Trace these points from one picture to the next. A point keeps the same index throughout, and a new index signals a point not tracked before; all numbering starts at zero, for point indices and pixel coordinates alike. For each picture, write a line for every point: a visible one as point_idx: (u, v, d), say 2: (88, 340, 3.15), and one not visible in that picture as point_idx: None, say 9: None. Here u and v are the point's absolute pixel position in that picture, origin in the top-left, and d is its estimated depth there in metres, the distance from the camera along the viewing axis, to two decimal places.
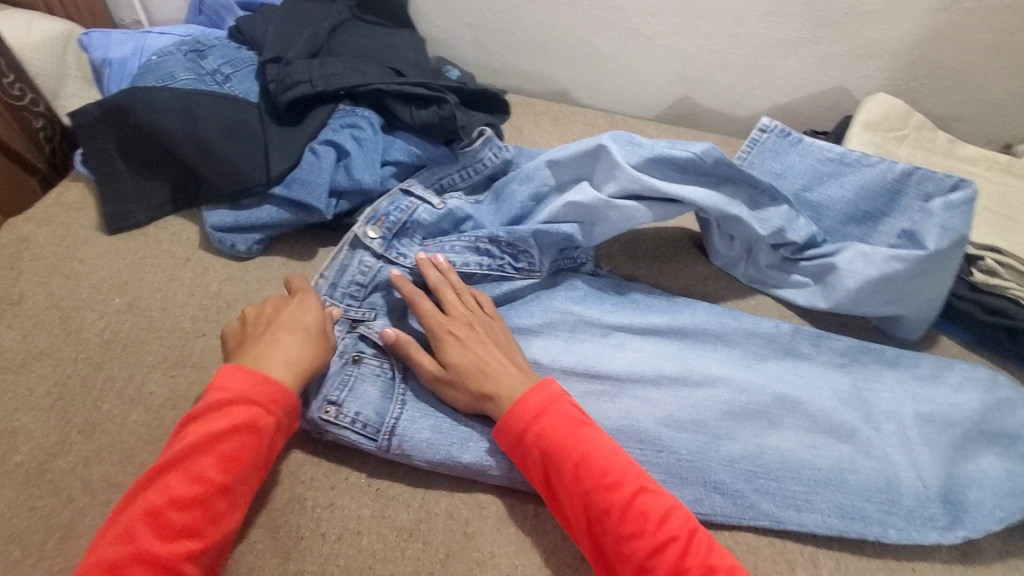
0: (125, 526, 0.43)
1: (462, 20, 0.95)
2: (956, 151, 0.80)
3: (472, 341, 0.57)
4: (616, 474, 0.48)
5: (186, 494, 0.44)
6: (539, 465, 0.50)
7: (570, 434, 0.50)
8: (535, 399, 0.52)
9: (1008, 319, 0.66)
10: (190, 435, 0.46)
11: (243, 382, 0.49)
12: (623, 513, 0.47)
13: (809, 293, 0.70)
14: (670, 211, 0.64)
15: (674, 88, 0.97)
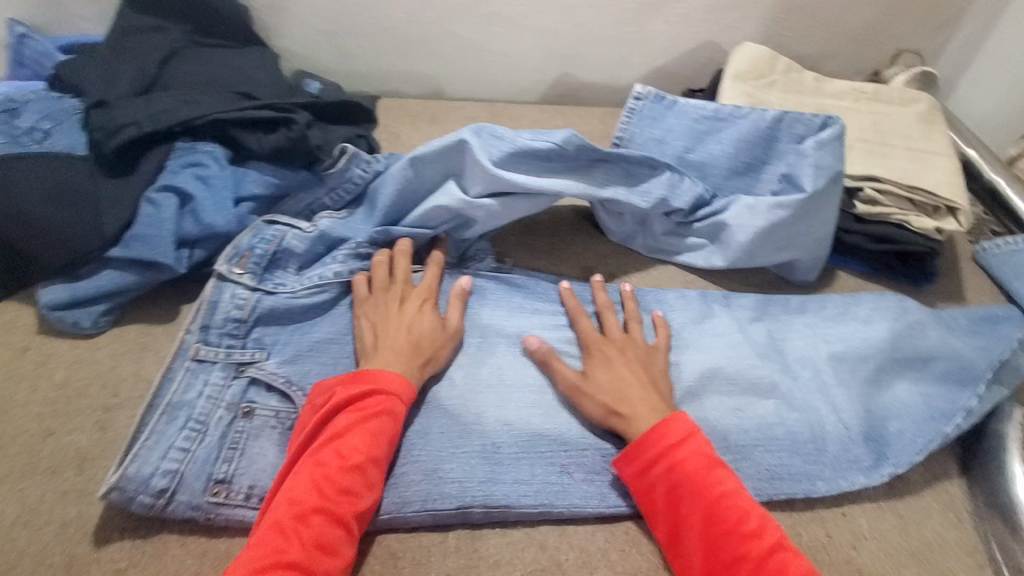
0: (297, 487, 0.44)
1: (311, 25, 0.87)
2: (824, 88, 0.82)
3: (619, 361, 0.55)
4: (756, 523, 0.45)
5: (351, 460, 0.46)
6: (665, 496, 0.47)
7: (711, 470, 0.47)
8: (672, 430, 0.49)
9: (897, 245, 0.68)
10: (344, 412, 0.48)
11: (388, 372, 0.50)
12: (757, 568, 0.43)
13: (707, 254, 0.69)
14: (537, 201, 0.64)
15: (550, 67, 0.95)
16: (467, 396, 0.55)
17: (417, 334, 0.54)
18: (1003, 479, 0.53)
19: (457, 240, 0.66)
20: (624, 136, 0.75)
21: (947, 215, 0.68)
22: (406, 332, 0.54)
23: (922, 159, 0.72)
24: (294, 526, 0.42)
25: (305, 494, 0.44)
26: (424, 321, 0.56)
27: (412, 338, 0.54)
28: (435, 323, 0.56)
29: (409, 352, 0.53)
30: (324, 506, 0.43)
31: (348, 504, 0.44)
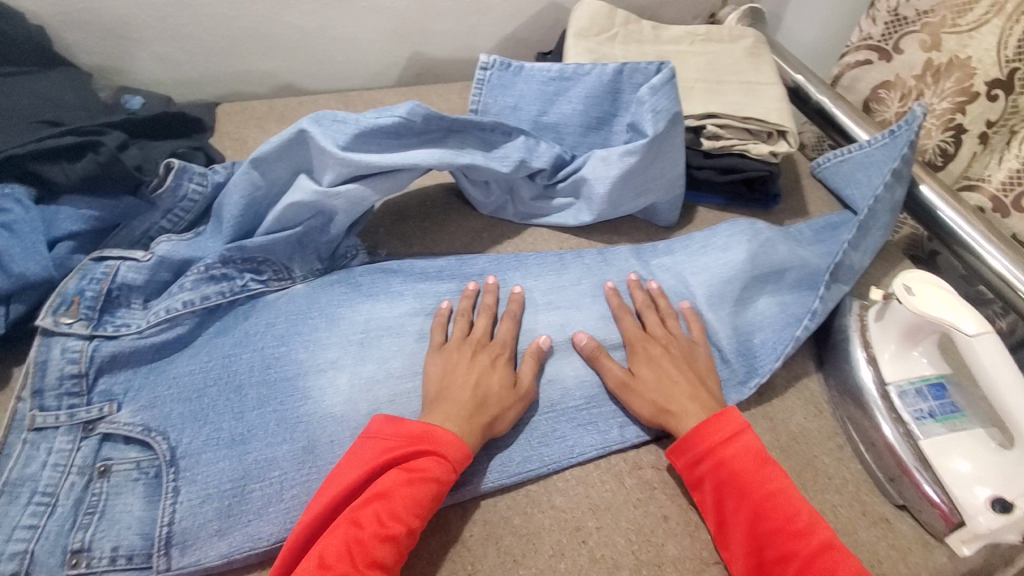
0: (328, 549, 0.41)
1: (119, 34, 0.78)
2: (662, 35, 0.85)
3: (665, 359, 0.57)
4: (806, 522, 0.46)
5: (390, 529, 0.43)
6: (711, 493, 0.49)
7: (755, 465, 0.49)
8: (722, 427, 0.50)
9: (742, 174, 0.73)
10: (392, 472, 0.45)
11: (449, 438, 0.47)
12: (806, 565, 0.44)
13: (576, 211, 0.71)
14: (398, 178, 0.61)
15: (398, 47, 0.92)
16: (356, 399, 0.52)
17: (484, 391, 0.51)
18: (850, 366, 0.58)
19: (319, 243, 0.62)
20: (479, 107, 0.75)
21: (778, 138, 0.74)
22: (472, 386, 0.51)
23: (752, 90, 0.77)
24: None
25: (336, 559, 0.41)
26: (494, 376, 0.53)
27: (478, 393, 0.51)
28: (505, 381, 0.53)
29: (473, 407, 0.50)
30: None
31: None
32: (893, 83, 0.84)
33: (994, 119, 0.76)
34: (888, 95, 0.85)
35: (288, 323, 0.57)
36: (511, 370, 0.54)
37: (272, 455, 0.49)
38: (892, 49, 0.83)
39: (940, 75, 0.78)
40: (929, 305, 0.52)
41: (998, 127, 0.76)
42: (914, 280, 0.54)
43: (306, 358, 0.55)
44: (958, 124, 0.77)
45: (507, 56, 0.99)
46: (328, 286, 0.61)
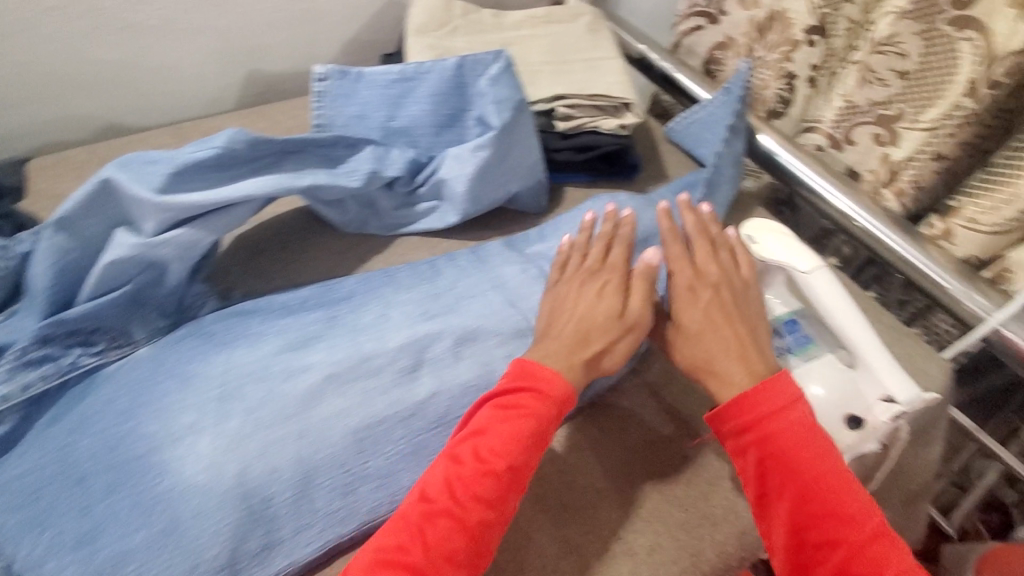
0: (431, 484, 0.46)
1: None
2: (503, 22, 0.85)
3: (711, 305, 0.54)
4: (857, 509, 0.45)
5: (487, 465, 0.46)
6: (753, 466, 0.47)
7: (809, 441, 0.47)
8: (774, 398, 0.48)
9: (597, 150, 0.75)
10: (490, 410, 0.49)
11: (546, 373, 0.50)
12: (857, 553, 0.43)
13: (442, 213, 0.69)
14: (234, 214, 0.56)
15: (231, 68, 0.85)
16: (220, 462, 0.48)
17: (587, 327, 0.53)
18: None
19: (160, 297, 0.56)
20: (322, 121, 0.70)
21: (626, 111, 0.76)
22: (577, 323, 0.54)
23: (595, 67, 0.79)
24: (420, 526, 0.43)
25: (437, 493, 0.45)
26: (600, 307, 0.54)
27: (582, 329, 0.53)
28: (610, 312, 0.54)
29: (578, 343, 0.53)
30: (453, 508, 0.44)
31: (477, 511, 0.44)
32: (725, 44, 0.89)
33: (816, 63, 0.79)
34: (725, 55, 0.91)
35: (132, 393, 0.52)
36: (620, 296, 0.55)
37: (127, 546, 0.44)
38: (717, 11, 0.88)
39: (762, 31, 0.83)
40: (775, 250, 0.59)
41: (822, 70, 0.79)
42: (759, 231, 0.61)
43: (162, 429, 0.49)
44: (787, 71, 0.81)
45: (354, 61, 0.94)
46: (176, 342, 0.56)
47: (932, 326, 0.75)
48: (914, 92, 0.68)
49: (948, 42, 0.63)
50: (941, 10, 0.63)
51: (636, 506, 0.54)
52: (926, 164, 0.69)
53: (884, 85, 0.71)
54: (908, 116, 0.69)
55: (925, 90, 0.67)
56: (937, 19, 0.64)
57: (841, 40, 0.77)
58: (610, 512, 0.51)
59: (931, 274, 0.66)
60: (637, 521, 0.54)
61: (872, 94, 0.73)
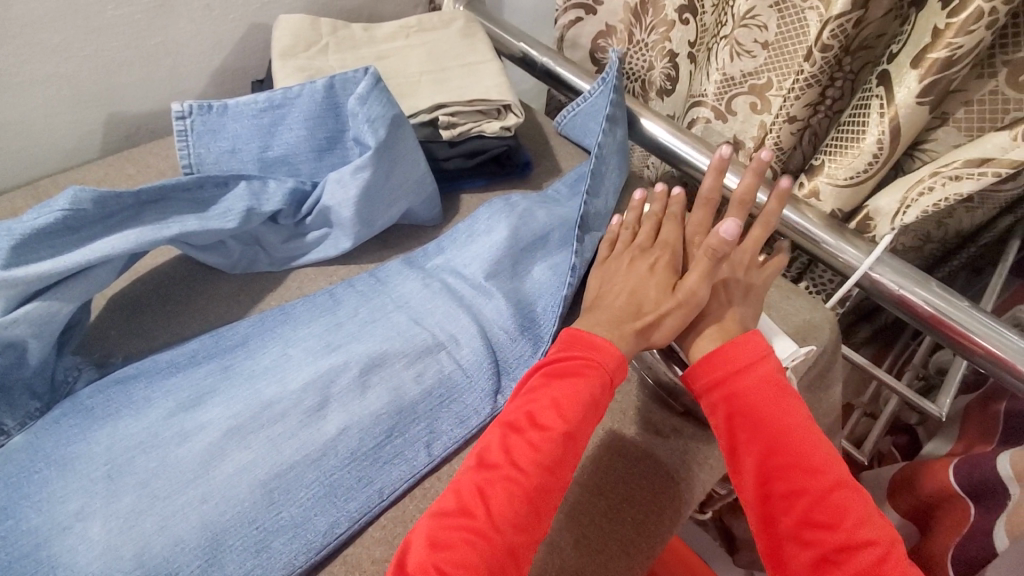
0: (490, 454, 0.50)
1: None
2: (375, 35, 0.83)
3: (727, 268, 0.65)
4: (820, 459, 0.50)
5: (546, 430, 0.50)
6: (723, 421, 0.53)
7: (772, 395, 0.53)
8: (745, 355, 0.55)
9: (486, 154, 0.75)
10: (545, 378, 0.54)
11: (600, 343, 0.55)
12: (820, 498, 0.48)
13: (334, 239, 0.67)
14: (96, 277, 0.52)
15: (86, 114, 0.78)
16: (115, 547, 0.45)
17: (639, 298, 0.61)
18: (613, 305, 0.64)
19: (25, 377, 0.51)
20: (190, 162, 0.67)
21: (508, 112, 0.76)
22: (630, 292, 0.61)
23: (473, 72, 0.79)
24: (477, 491, 0.47)
25: (499, 459, 0.49)
26: (651, 280, 0.62)
27: (634, 299, 0.60)
28: (661, 287, 0.62)
29: (631, 312, 0.59)
30: (514, 473, 0.48)
31: (538, 476, 0.48)
32: (606, 32, 0.92)
33: (692, 39, 0.82)
34: (608, 43, 0.93)
35: (7, 490, 0.48)
36: (670, 273, 0.63)
37: None
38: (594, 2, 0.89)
39: (639, 15, 0.84)
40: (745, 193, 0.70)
41: (698, 46, 0.82)
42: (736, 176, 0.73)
43: (48, 521, 0.46)
44: (667, 50, 0.84)
45: (226, 91, 0.90)
46: (51, 424, 0.51)
47: (817, 278, 0.81)
48: (777, 61, 0.72)
49: (799, 12, 0.67)
50: None
51: (557, 503, 0.53)
52: (783, 127, 0.74)
53: (751, 56, 0.74)
54: (774, 84, 0.74)
55: (785, 59, 0.71)
56: None
57: (710, 16, 0.80)
58: None
59: (809, 229, 0.70)
60: (558, 518, 0.53)
61: (743, 66, 0.75)
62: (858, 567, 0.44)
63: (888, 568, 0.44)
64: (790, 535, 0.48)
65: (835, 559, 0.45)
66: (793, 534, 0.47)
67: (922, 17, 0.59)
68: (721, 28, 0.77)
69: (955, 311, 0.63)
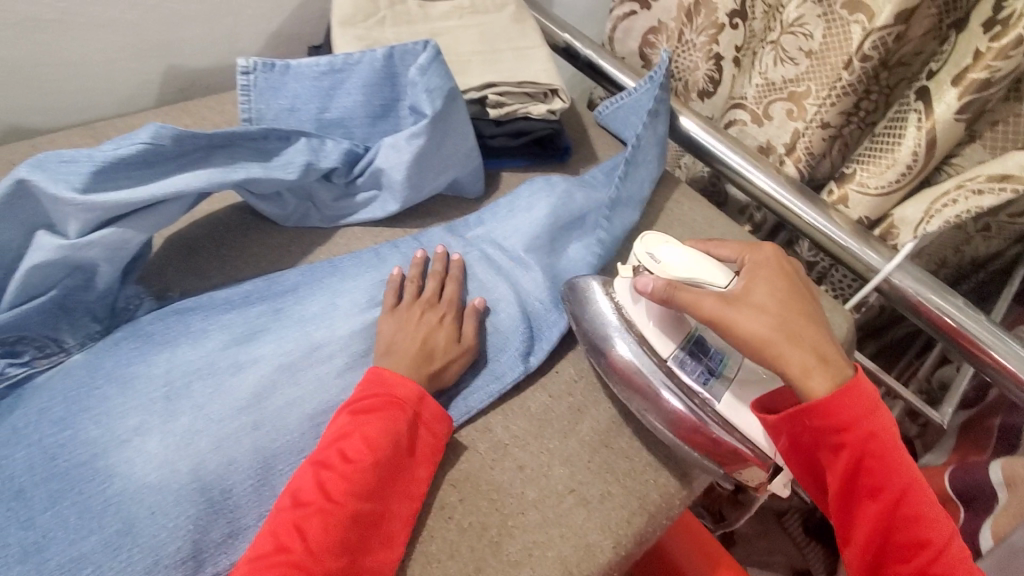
0: (303, 487, 0.46)
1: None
2: (429, 13, 0.86)
3: (778, 290, 0.54)
4: (932, 509, 0.48)
5: (352, 466, 0.47)
6: (847, 467, 0.48)
7: (896, 444, 0.48)
8: (866, 401, 0.49)
9: (530, 135, 0.79)
10: (350, 416, 0.49)
11: (396, 379, 0.52)
12: (932, 548, 0.47)
13: (381, 202, 0.70)
14: (164, 212, 0.55)
15: (146, 63, 0.81)
16: (172, 461, 0.48)
17: (431, 346, 0.56)
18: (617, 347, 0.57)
19: (89, 302, 0.54)
20: (251, 116, 0.69)
21: (554, 97, 0.79)
22: (420, 341, 0.56)
23: (523, 56, 0.82)
24: (297, 526, 0.44)
25: (311, 495, 0.45)
26: (441, 330, 0.58)
27: (426, 347, 0.56)
28: (450, 336, 0.58)
29: (421, 359, 0.55)
30: (326, 507, 0.44)
31: (349, 507, 0.45)
32: (657, 28, 0.94)
33: (740, 44, 0.86)
34: (657, 39, 0.95)
35: (68, 402, 0.50)
36: (456, 326, 0.59)
37: (79, 552, 0.43)
38: None
39: (692, 15, 0.87)
40: (679, 270, 0.55)
41: (744, 51, 0.87)
42: (650, 245, 0.57)
43: (107, 433, 0.49)
44: (715, 53, 0.87)
45: (279, 55, 0.93)
46: (111, 346, 0.54)
47: (835, 283, 0.85)
48: (817, 70, 0.75)
49: (844, 25, 0.71)
50: None
51: (586, 460, 0.55)
52: (816, 132, 0.77)
53: (794, 63, 0.77)
54: (813, 93, 0.76)
55: (825, 68, 0.74)
56: (835, 3, 0.71)
57: (759, 23, 0.84)
58: (564, 467, 0.54)
59: (833, 233, 0.73)
60: (589, 474, 0.54)
61: (785, 72, 0.79)
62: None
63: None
64: None
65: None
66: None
67: (962, 38, 0.63)
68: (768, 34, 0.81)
69: (964, 318, 0.67)
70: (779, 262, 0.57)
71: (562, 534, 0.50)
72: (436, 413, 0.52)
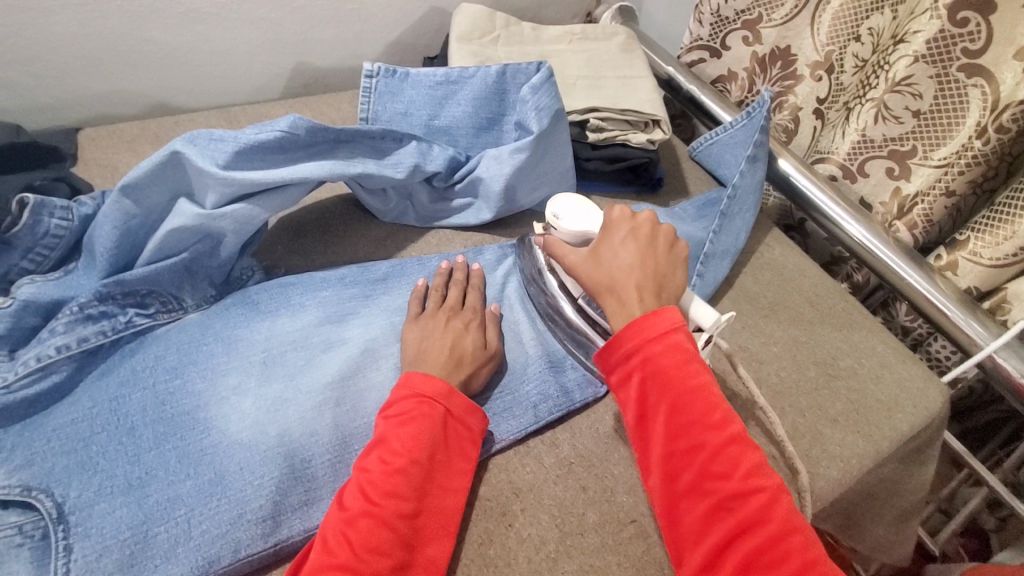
0: (347, 494, 0.45)
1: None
2: (541, 36, 0.89)
3: (626, 244, 0.52)
4: (720, 416, 0.43)
5: (392, 467, 0.46)
6: (636, 391, 0.45)
7: (683, 364, 0.44)
8: (652, 326, 0.46)
9: (628, 162, 0.79)
10: (385, 420, 0.49)
11: (420, 381, 0.51)
12: (719, 454, 0.42)
13: (475, 210, 0.73)
14: (289, 194, 0.60)
15: (281, 59, 0.89)
16: (262, 423, 0.52)
17: (460, 350, 0.56)
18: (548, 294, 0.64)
19: (210, 268, 0.60)
20: (369, 116, 0.73)
21: (655, 128, 0.80)
22: (448, 348, 0.55)
23: (627, 85, 0.83)
24: (342, 532, 0.43)
25: (353, 500, 0.45)
26: (468, 338, 0.57)
27: (455, 353, 0.55)
28: (477, 343, 0.57)
29: (451, 365, 0.54)
30: (371, 509, 0.44)
31: (393, 507, 0.45)
32: (727, 76, 0.93)
33: (822, 95, 0.83)
34: (727, 87, 0.94)
35: (179, 353, 0.55)
36: (482, 333, 0.59)
37: (176, 493, 0.47)
38: (720, 45, 0.91)
39: (766, 65, 0.87)
40: (570, 226, 0.58)
41: (828, 103, 0.84)
42: (554, 206, 0.61)
43: (210, 388, 0.53)
44: (792, 105, 0.86)
45: (394, 61, 0.99)
46: (223, 310, 0.59)
47: (933, 353, 0.80)
48: (926, 130, 0.71)
49: (960, 89, 0.67)
50: (953, 57, 0.66)
51: None
52: (938, 200, 0.73)
53: (897, 122, 0.73)
54: (919, 152, 0.73)
55: (934, 131, 0.70)
56: (950, 66, 0.67)
57: (851, 77, 0.80)
58: (628, 496, 0.53)
59: (937, 301, 0.69)
60: (652, 507, 0.53)
61: (886, 130, 0.75)
62: (749, 516, 0.40)
63: (776, 516, 0.40)
64: (686, 489, 0.42)
65: (728, 507, 0.40)
66: (690, 488, 0.42)
67: None
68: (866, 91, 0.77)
69: None
70: (638, 224, 0.53)
71: (619, 562, 0.50)
72: (466, 407, 0.52)
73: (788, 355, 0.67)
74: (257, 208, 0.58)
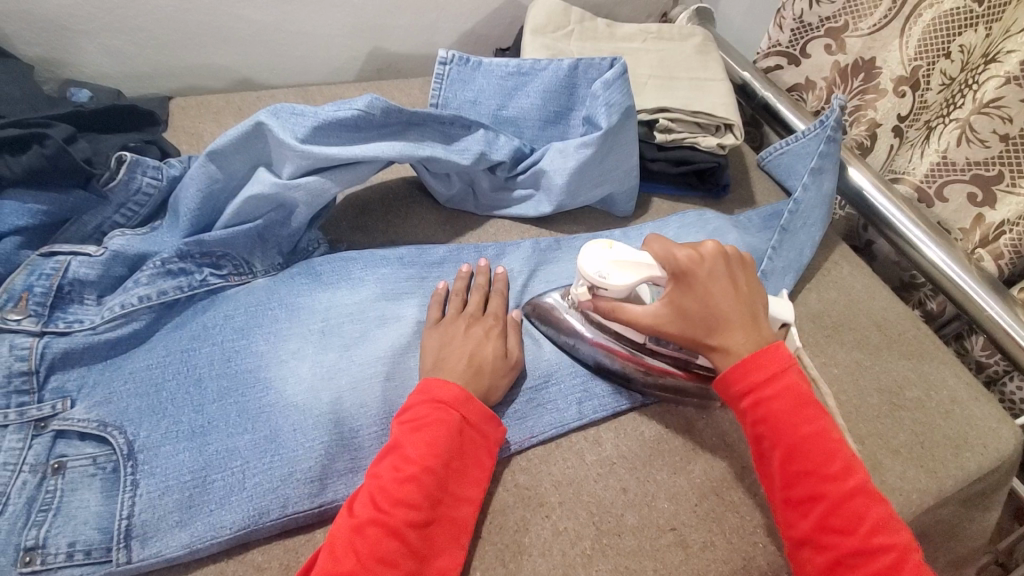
0: (357, 501, 0.45)
1: (53, 21, 0.73)
2: (615, 33, 0.88)
3: (714, 287, 0.51)
4: (842, 465, 0.45)
5: (402, 479, 0.46)
6: (751, 432, 0.48)
7: (799, 410, 0.47)
8: (765, 370, 0.48)
9: (694, 166, 0.77)
10: (399, 425, 0.49)
11: (439, 388, 0.51)
12: (838, 506, 0.44)
13: (535, 202, 0.73)
14: (360, 170, 0.62)
15: (360, 42, 0.91)
16: (317, 388, 0.54)
17: (479, 361, 0.54)
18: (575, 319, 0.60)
19: (280, 237, 0.62)
20: (439, 102, 0.75)
21: (726, 132, 0.78)
22: (467, 357, 0.54)
23: (700, 87, 0.81)
24: (351, 541, 0.43)
25: (362, 507, 0.45)
26: (487, 347, 0.56)
27: (474, 363, 0.54)
28: (498, 351, 0.56)
29: (469, 376, 0.53)
30: (378, 516, 0.44)
31: (402, 515, 0.44)
32: (806, 85, 0.89)
33: (904, 114, 0.79)
34: (803, 96, 0.90)
35: (246, 315, 0.58)
36: (502, 341, 0.57)
37: (234, 445, 0.50)
38: (799, 52, 0.87)
39: (848, 75, 0.83)
40: (622, 281, 0.52)
41: (909, 122, 0.79)
42: (596, 263, 0.53)
43: (268, 352, 0.55)
44: (871, 120, 0.81)
45: (467, 49, 1.00)
46: (288, 278, 0.62)
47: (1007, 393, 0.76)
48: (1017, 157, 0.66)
49: None
50: None
51: (693, 503, 0.53)
52: None
53: (983, 146, 0.68)
54: (1006, 179, 0.68)
55: None
56: None
57: (936, 95, 0.75)
58: (669, 503, 0.52)
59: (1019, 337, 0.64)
60: (694, 518, 0.52)
61: (970, 154, 0.70)
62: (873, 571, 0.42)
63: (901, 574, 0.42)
64: (806, 537, 0.45)
65: (849, 561, 0.43)
66: (811, 536, 0.44)
67: None
68: (951, 110, 0.73)
69: None
70: (718, 260, 0.52)
71: (656, 568, 0.49)
72: (482, 415, 0.51)
73: (850, 378, 0.64)
74: (327, 181, 0.60)
